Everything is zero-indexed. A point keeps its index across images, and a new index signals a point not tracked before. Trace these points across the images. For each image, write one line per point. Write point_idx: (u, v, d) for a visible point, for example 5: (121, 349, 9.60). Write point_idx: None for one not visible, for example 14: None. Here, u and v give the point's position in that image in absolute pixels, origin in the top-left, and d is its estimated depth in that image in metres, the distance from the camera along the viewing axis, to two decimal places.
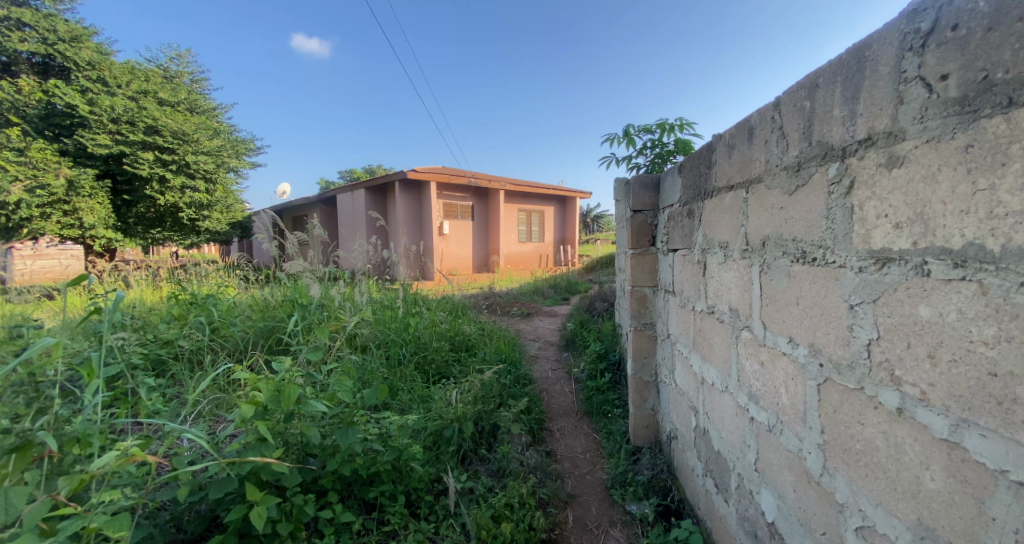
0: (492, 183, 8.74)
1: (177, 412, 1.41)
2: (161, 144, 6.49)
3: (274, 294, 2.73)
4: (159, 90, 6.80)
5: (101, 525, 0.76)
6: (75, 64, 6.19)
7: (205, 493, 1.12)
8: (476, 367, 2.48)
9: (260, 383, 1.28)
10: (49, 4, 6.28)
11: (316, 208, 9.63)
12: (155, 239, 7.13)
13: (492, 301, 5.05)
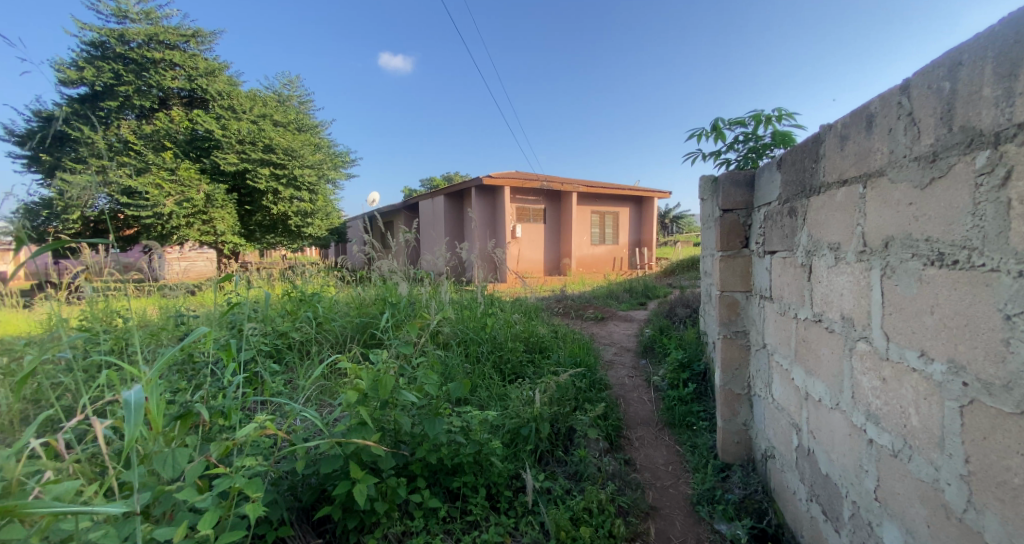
0: (566, 185, 8.70)
1: (291, 395, 1.60)
2: (275, 160, 7.38)
3: (365, 293, 2.98)
4: (275, 113, 7.79)
5: (242, 485, 0.88)
6: (211, 95, 7.29)
7: (317, 467, 1.26)
8: (551, 369, 2.49)
9: (362, 372, 1.41)
10: (194, 46, 7.49)
11: (401, 213, 10.30)
12: (270, 243, 8.14)
13: (565, 304, 5.03)
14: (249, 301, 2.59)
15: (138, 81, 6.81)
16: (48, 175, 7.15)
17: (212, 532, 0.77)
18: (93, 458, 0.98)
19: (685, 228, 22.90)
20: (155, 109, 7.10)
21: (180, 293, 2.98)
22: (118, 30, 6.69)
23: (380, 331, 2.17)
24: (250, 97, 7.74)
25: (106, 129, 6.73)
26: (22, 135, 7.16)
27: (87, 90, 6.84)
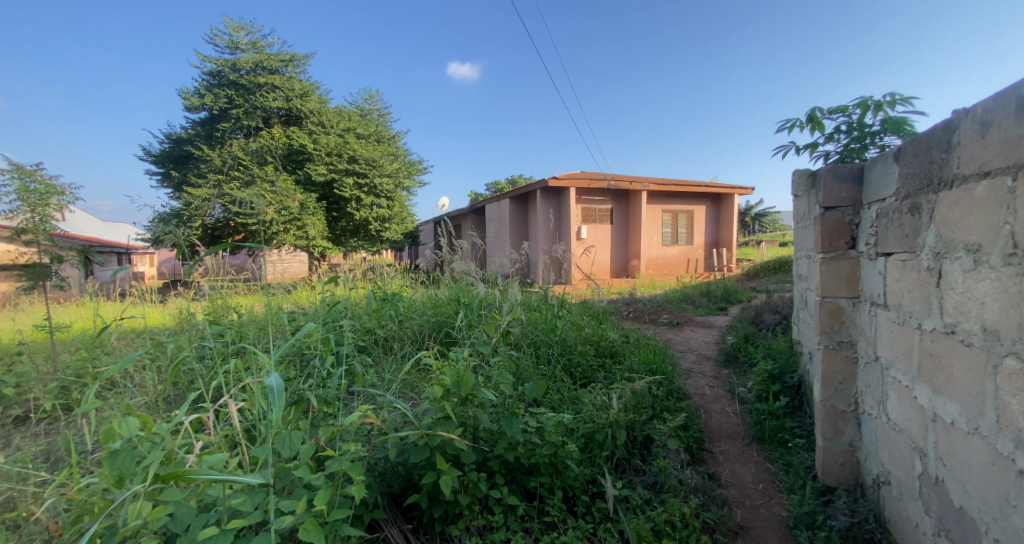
0: (634, 184, 8.41)
1: (378, 388, 1.72)
2: (358, 169, 7.99)
3: (438, 293, 3.13)
4: (358, 126, 8.45)
5: (347, 468, 0.97)
6: (305, 113, 8.09)
7: (405, 457, 1.34)
8: (624, 375, 2.43)
9: (444, 369, 1.48)
10: (291, 70, 8.35)
11: (470, 217, 10.62)
12: (354, 247, 8.83)
13: (636, 307, 4.87)
14: (336, 300, 2.82)
15: (246, 104, 7.76)
16: (178, 190, 8.33)
17: (325, 507, 0.85)
18: (225, 436, 1.13)
19: (769, 227, 21.14)
20: (259, 128, 8.02)
21: (279, 292, 3.34)
22: (231, 59, 7.80)
23: (455, 332, 2.26)
24: (337, 113, 8.47)
25: (221, 147, 7.71)
26: (159, 156, 8.42)
27: (207, 113, 7.96)
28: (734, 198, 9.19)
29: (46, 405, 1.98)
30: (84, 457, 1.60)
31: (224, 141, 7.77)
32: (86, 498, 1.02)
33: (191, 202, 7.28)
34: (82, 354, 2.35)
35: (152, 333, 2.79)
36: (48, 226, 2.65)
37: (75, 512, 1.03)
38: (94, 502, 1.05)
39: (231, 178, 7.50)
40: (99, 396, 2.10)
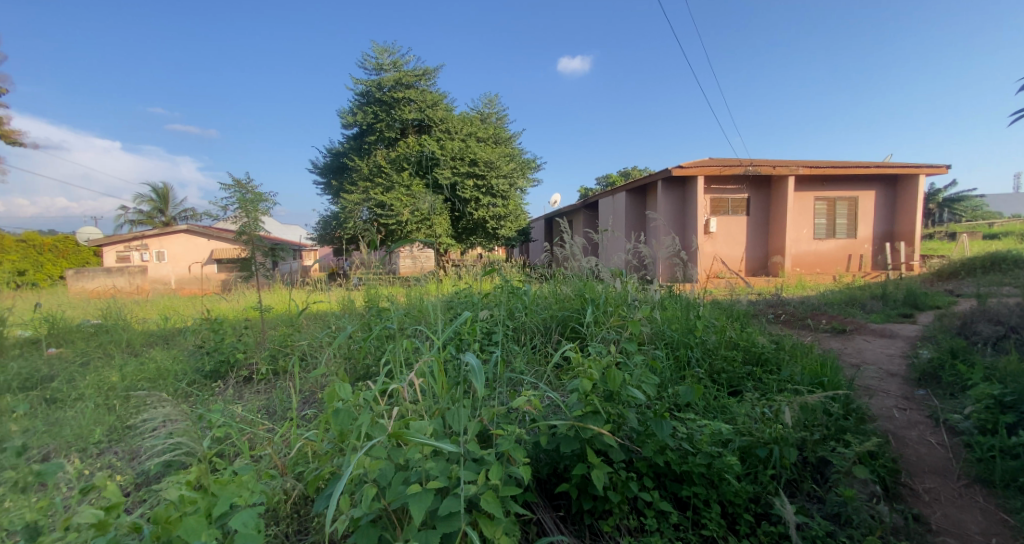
0: (779, 168, 7.25)
1: (516, 378, 1.77)
2: (478, 172, 8.86)
3: (559, 286, 3.12)
4: (479, 131, 9.35)
5: (511, 449, 1.03)
6: (434, 121, 9.03)
7: (556, 446, 1.36)
8: (784, 387, 2.12)
9: (589, 365, 1.47)
10: (424, 83, 9.28)
11: (583, 212, 10.43)
12: (472, 244, 9.75)
13: (785, 309, 4.23)
14: (465, 292, 3.02)
15: (388, 118, 8.91)
16: (337, 196, 9.86)
17: (500, 480, 0.92)
18: (402, 410, 1.28)
19: (968, 213, 16.66)
20: (397, 138, 9.11)
21: (418, 282, 3.68)
22: (377, 78, 8.95)
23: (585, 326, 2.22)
24: (462, 119, 9.47)
25: (368, 156, 8.96)
26: (322, 168, 10.11)
27: (358, 129, 9.35)
28: (921, 178, 7.37)
29: (262, 369, 2.50)
30: (292, 412, 1.98)
31: (370, 152, 9.05)
32: (308, 446, 1.26)
33: (347, 206, 8.60)
34: (282, 330, 2.91)
35: (326, 317, 3.34)
36: (253, 225, 3.39)
37: (301, 455, 1.29)
38: (313, 451, 1.29)
39: (376, 183, 8.67)
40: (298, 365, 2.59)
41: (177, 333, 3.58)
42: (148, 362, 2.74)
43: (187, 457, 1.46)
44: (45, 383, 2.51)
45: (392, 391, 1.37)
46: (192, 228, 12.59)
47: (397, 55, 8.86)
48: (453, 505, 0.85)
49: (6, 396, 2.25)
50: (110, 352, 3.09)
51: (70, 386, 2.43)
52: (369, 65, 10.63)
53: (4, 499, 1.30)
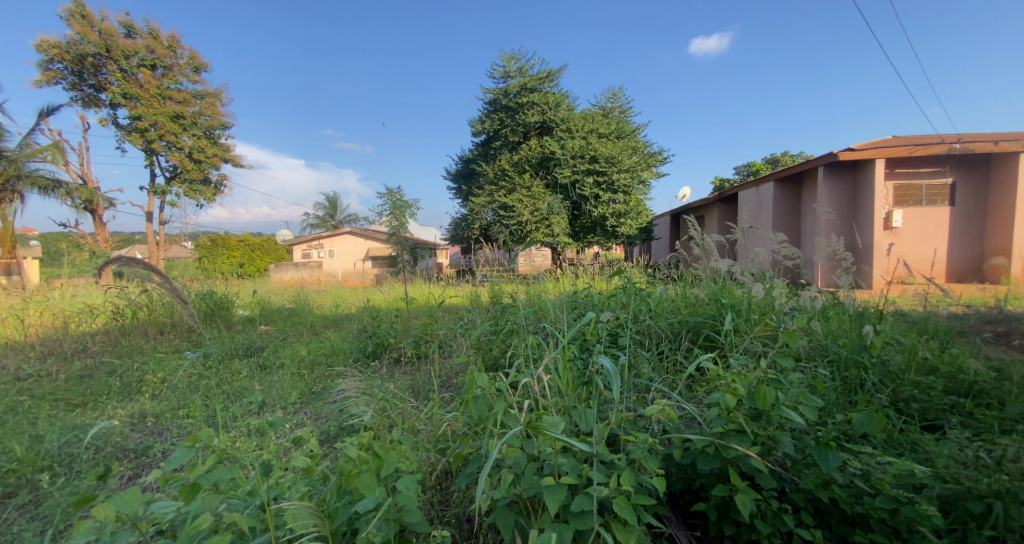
0: (1002, 143, 5.58)
1: (645, 385, 1.68)
2: (598, 168, 9.01)
3: (689, 288, 2.90)
4: (601, 127, 9.57)
5: (642, 457, 0.99)
6: (556, 121, 9.49)
7: (692, 461, 1.26)
8: (1011, 427, 1.62)
9: (731, 377, 1.32)
10: (547, 85, 9.82)
11: (717, 207, 9.45)
12: (590, 242, 9.87)
13: (1008, 327, 3.24)
14: (588, 292, 3.00)
15: (512, 123, 9.70)
16: (465, 199, 10.79)
17: (631, 486, 0.89)
18: (533, 407, 1.33)
19: None
20: (520, 142, 9.85)
21: (541, 280, 3.78)
22: (504, 87, 9.87)
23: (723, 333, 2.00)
24: (582, 117, 9.74)
25: (494, 162, 9.81)
26: (454, 175, 11.20)
27: (486, 136, 10.30)
28: None
29: (408, 353, 2.83)
30: (433, 393, 2.20)
31: (496, 157, 9.89)
32: (452, 429, 1.39)
33: (473, 209, 9.63)
34: (424, 321, 3.25)
35: (458, 310, 3.64)
36: (401, 226, 3.90)
37: (442, 435, 1.43)
38: (453, 432, 1.42)
39: (499, 186, 9.46)
40: (438, 351, 2.87)
41: (344, 318, 4.28)
42: (325, 341, 3.33)
43: (355, 424, 1.72)
44: (258, 351, 3.22)
45: (522, 385, 1.43)
46: (354, 230, 14.86)
47: (522, 62, 9.53)
48: (586, 504, 0.86)
49: (235, 360, 2.96)
50: (299, 330, 3.84)
51: (273, 355, 3.09)
52: (497, 74, 11.35)
53: (237, 440, 1.70)
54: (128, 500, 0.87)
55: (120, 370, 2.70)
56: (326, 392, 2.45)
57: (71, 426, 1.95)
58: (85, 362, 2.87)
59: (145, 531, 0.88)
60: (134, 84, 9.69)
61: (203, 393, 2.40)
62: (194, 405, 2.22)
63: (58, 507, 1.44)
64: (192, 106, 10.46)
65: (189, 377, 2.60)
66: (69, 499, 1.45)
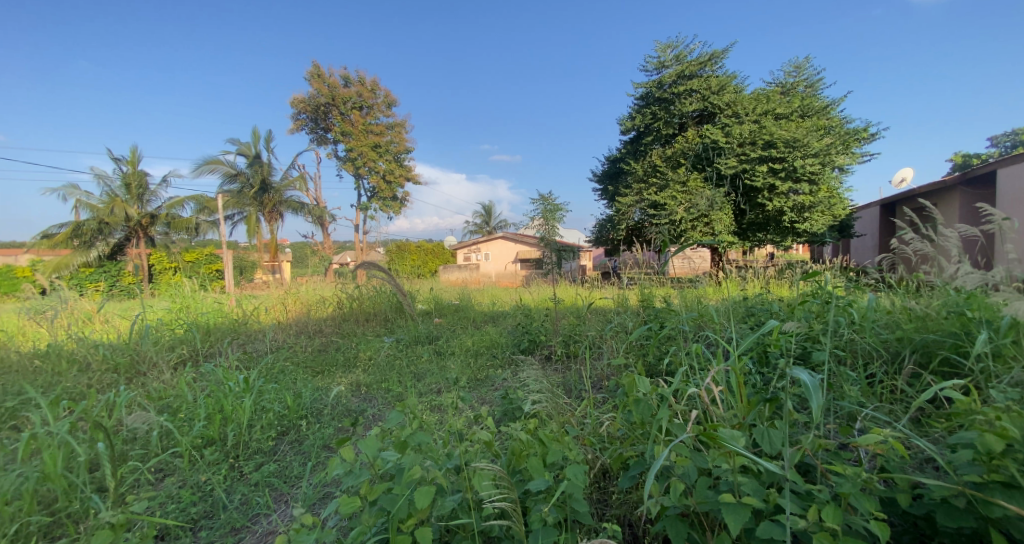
0: None
1: (850, 413, 1.38)
2: (775, 154, 7.86)
3: (910, 296, 2.30)
4: (778, 107, 8.44)
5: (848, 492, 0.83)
6: (720, 107, 8.71)
7: (926, 513, 1.00)
8: None
9: (990, 413, 1.00)
10: (710, 68, 9.02)
11: (956, 191, 7.24)
12: (760, 240, 8.69)
13: None
14: (762, 298, 2.63)
15: (666, 115, 9.15)
16: (613, 200, 10.66)
17: (835, 525, 0.76)
18: (703, 420, 1.23)
19: None
20: (675, 134, 9.25)
21: (700, 283, 3.44)
22: (657, 79, 9.37)
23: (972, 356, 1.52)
24: (753, 99, 8.68)
25: (644, 159, 9.44)
26: (601, 176, 11.18)
27: (636, 132, 9.98)
28: None
29: (559, 350, 2.90)
30: (586, 391, 2.21)
31: (646, 153, 9.50)
32: (612, 430, 1.39)
33: (620, 209, 9.51)
34: (574, 321, 3.29)
35: (610, 311, 3.58)
36: (552, 229, 4.05)
37: (598, 435, 1.43)
38: (611, 433, 1.41)
39: (649, 185, 9.13)
40: (588, 351, 2.88)
41: (501, 315, 4.63)
42: (487, 334, 3.66)
43: (517, 410, 1.86)
44: (435, 340, 3.71)
45: (688, 394, 1.33)
46: (506, 234, 15.81)
47: (679, 49, 8.94)
48: (773, 530, 0.77)
49: (418, 345, 3.49)
50: (465, 323, 4.31)
51: (446, 343, 3.52)
52: (651, 65, 10.86)
53: (423, 414, 2.00)
54: (368, 446, 1.14)
55: (341, 348, 3.43)
56: (490, 380, 2.68)
57: (317, 387, 2.57)
58: (322, 339, 3.74)
59: (376, 473, 1.13)
60: (349, 123, 12.23)
61: (396, 371, 2.88)
62: (390, 380, 2.69)
63: (314, 446, 1.92)
64: (385, 136, 12.66)
65: (388, 357, 3.17)
66: (315, 446, 1.93)
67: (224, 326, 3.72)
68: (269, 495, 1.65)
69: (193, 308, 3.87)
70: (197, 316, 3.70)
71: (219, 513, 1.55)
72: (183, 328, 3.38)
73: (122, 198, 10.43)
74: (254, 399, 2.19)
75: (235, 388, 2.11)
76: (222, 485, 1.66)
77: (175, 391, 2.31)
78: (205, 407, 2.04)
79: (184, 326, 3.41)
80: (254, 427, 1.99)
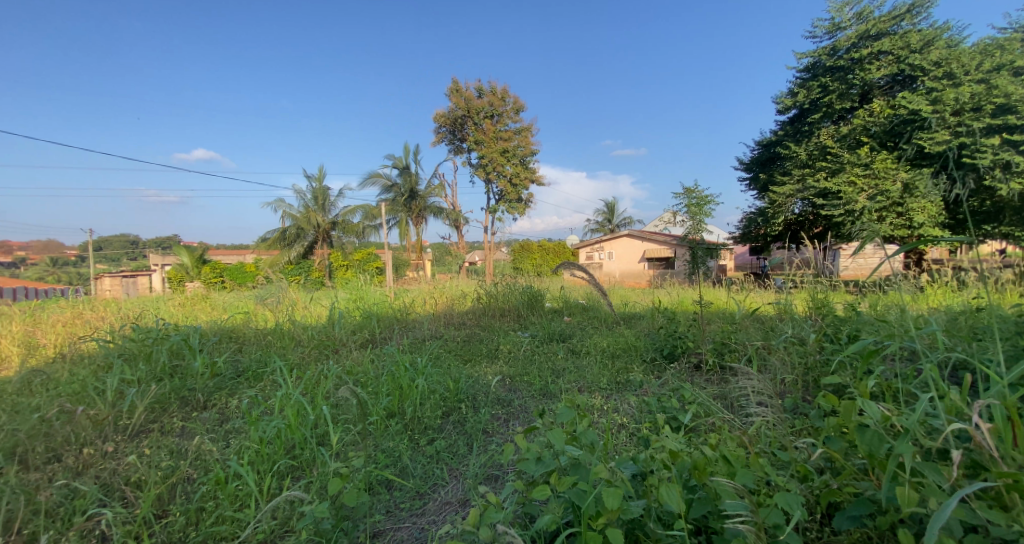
0: None
1: None
2: (1015, 122, 5.94)
3: None
4: (1018, 58, 6.50)
5: None
6: (924, 69, 7.12)
7: None
8: None
9: None
10: (907, 23, 7.51)
11: None
12: (988, 235, 6.82)
13: None
14: (1006, 308, 2.02)
15: (841, 87, 7.93)
16: (765, 190, 9.58)
17: None
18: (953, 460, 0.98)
19: None
20: (853, 107, 7.93)
21: (896, 288, 2.81)
22: (830, 44, 8.28)
23: None
24: (975, 53, 6.90)
25: (809, 140, 8.35)
26: (750, 162, 10.19)
27: (797, 110, 8.97)
28: None
29: (710, 360, 2.58)
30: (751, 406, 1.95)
31: (812, 133, 8.40)
32: (811, 457, 1.21)
33: (776, 200, 8.56)
34: (727, 327, 2.95)
35: (771, 318, 3.13)
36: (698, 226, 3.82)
37: (786, 462, 1.27)
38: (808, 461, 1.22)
39: (818, 169, 8.00)
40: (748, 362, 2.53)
41: (636, 316, 4.42)
42: (623, 336, 3.51)
43: (675, 420, 1.74)
44: (569, 338, 3.72)
45: (925, 426, 1.08)
46: (630, 231, 14.68)
47: (863, 6, 7.61)
48: None
49: (553, 343, 3.52)
50: (598, 324, 4.20)
51: (580, 343, 3.50)
52: (824, 33, 9.46)
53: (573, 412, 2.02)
54: (556, 437, 1.18)
55: (484, 340, 3.67)
56: (632, 384, 2.55)
57: (469, 374, 2.78)
58: (466, 330, 4.05)
59: (559, 465, 1.17)
60: (481, 132, 13.03)
61: (536, 365, 2.97)
62: (531, 374, 2.79)
63: (475, 430, 2.10)
64: (512, 140, 13.21)
65: (527, 352, 3.28)
66: (475, 429, 2.11)
67: (389, 315, 4.29)
68: (444, 468, 1.84)
69: (365, 299, 4.57)
70: (369, 306, 4.35)
71: (408, 477, 1.78)
72: (361, 316, 4.01)
73: (312, 209, 12.99)
74: (424, 380, 2.49)
75: (410, 370, 2.43)
76: (407, 453, 1.90)
77: (363, 366, 2.76)
78: (387, 385, 2.38)
79: (361, 313, 4.09)
80: (425, 406, 2.25)
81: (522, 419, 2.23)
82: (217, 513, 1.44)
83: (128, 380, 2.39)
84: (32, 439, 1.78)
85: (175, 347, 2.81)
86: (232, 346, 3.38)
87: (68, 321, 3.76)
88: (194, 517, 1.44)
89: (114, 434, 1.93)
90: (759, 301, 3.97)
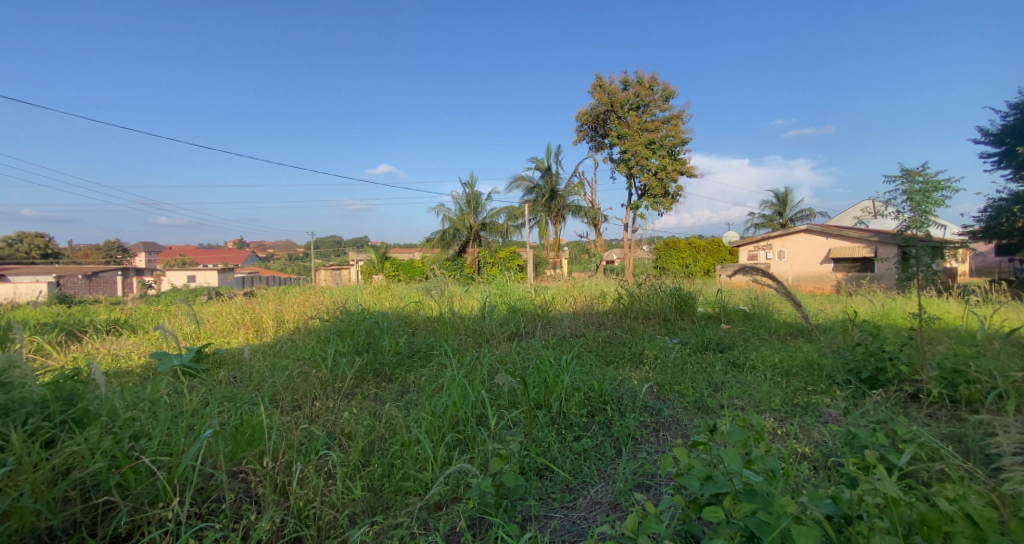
0: None
1: None
2: None
3: None
4: None
5: None
6: None
7: None
8: None
9: None
10: None
11: None
12: None
13: None
14: None
15: None
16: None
17: None
18: None
19: None
20: None
21: None
22: None
23: None
24: None
25: None
26: (1000, 132, 7.69)
27: None
28: None
29: (934, 391, 2.00)
30: (1005, 458, 1.46)
31: None
32: None
33: None
34: (960, 349, 2.27)
35: None
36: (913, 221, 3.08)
37: None
38: None
39: None
40: (999, 399, 1.89)
41: (815, 329, 3.73)
42: (801, 351, 2.99)
43: (880, 457, 1.41)
44: (727, 348, 3.33)
45: None
46: (811, 226, 12.46)
47: None
48: None
49: (709, 352, 3.21)
50: (764, 335, 3.66)
51: (742, 355, 3.10)
52: None
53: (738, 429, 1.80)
54: (729, 457, 1.07)
55: (630, 343, 3.54)
56: (814, 409, 2.15)
57: (615, 377, 2.72)
58: (609, 330, 3.97)
59: (731, 486, 1.06)
60: (625, 126, 12.61)
61: (688, 375, 2.74)
62: (684, 384, 2.58)
63: (623, 433, 2.04)
64: (660, 131, 12.42)
65: (678, 359, 3.05)
66: (622, 434, 2.05)
67: (533, 311, 4.49)
68: (592, 467, 1.83)
69: (510, 294, 4.87)
70: (515, 302, 4.61)
71: (557, 468, 1.83)
72: (509, 310, 4.28)
73: (468, 211, 14.30)
74: (570, 377, 2.52)
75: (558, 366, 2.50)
76: (556, 444, 1.96)
77: (512, 357, 2.94)
78: (535, 377, 2.48)
79: (508, 307, 4.37)
80: (571, 402, 2.28)
81: (675, 432, 2.08)
82: (404, 470, 1.69)
83: (340, 351, 3.02)
84: (285, 390, 2.38)
85: (370, 328, 3.43)
86: (407, 330, 3.96)
87: (299, 302, 4.90)
88: (388, 470, 1.72)
89: (332, 393, 2.45)
90: (1011, 319, 2.97)
